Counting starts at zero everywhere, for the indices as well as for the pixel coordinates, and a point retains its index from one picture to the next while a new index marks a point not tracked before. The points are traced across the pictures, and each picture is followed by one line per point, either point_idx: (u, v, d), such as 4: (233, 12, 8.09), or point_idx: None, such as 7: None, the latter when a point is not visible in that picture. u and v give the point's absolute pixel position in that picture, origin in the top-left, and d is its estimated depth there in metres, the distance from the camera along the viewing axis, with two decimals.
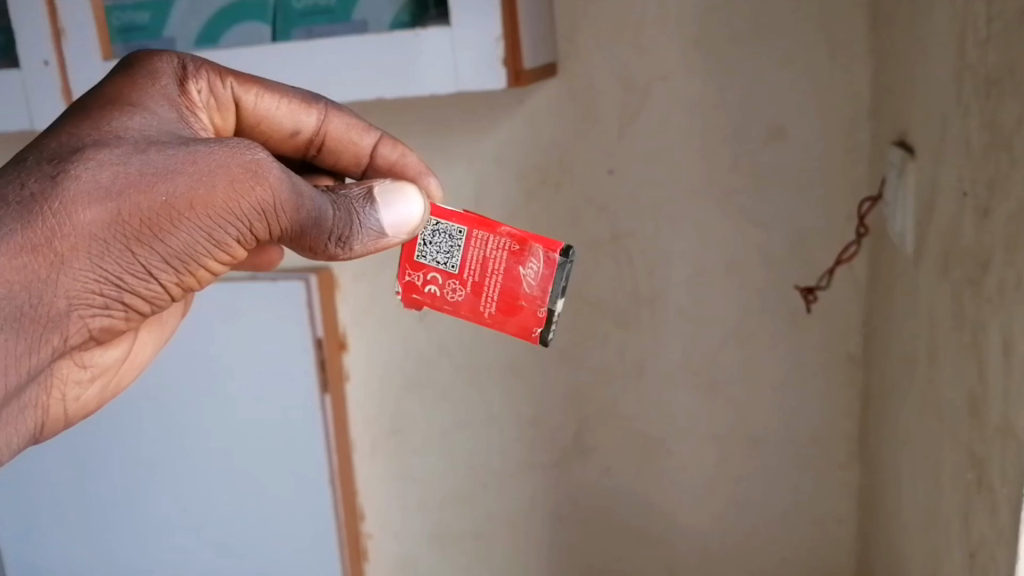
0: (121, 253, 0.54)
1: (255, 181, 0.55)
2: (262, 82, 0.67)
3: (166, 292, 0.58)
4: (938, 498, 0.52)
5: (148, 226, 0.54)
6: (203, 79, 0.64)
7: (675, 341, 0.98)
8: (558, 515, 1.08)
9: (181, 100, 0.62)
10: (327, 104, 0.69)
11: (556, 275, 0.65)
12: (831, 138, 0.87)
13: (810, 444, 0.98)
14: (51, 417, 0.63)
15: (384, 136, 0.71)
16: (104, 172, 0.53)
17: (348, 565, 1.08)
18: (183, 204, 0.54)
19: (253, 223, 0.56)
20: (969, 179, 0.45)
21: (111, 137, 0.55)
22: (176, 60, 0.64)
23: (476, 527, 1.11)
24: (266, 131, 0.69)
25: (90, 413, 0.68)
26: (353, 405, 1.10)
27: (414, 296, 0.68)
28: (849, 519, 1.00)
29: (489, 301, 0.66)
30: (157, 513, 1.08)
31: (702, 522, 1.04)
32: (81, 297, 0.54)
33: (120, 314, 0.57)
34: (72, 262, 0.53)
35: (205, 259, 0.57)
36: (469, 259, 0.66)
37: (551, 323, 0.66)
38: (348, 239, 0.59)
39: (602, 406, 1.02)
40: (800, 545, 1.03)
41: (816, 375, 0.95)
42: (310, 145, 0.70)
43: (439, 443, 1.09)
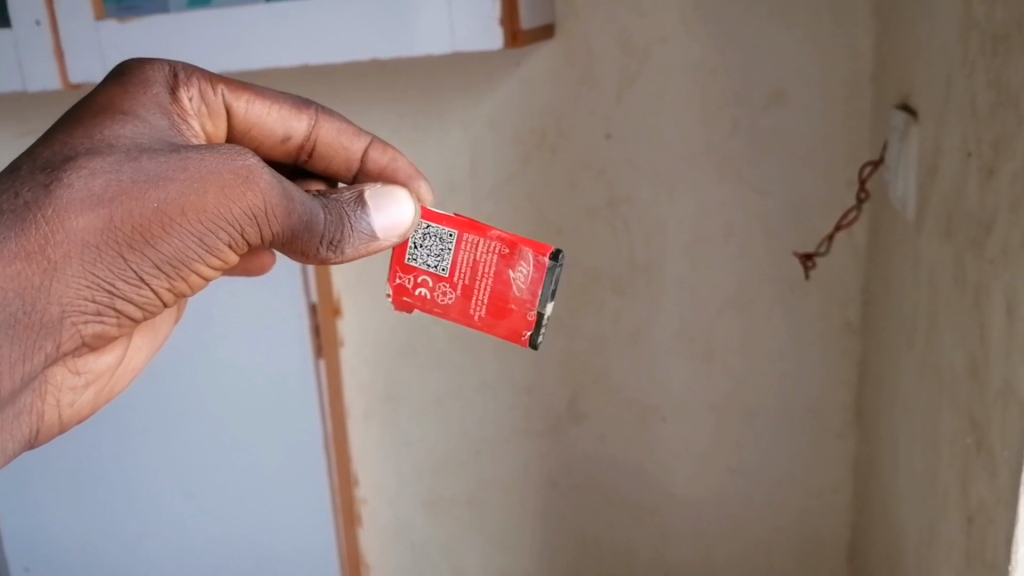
0: (114, 259, 0.54)
1: (246, 187, 0.55)
2: (252, 88, 0.66)
3: (158, 298, 0.57)
4: (936, 465, 0.51)
5: (141, 233, 0.53)
6: (195, 87, 0.63)
7: (671, 309, 0.97)
8: (553, 483, 1.08)
9: (172, 108, 0.61)
10: (318, 109, 0.68)
11: (545, 280, 0.65)
12: (832, 102, 0.86)
13: (806, 413, 0.97)
14: (47, 422, 0.63)
15: (374, 141, 0.69)
16: (96, 179, 0.53)
17: (341, 528, 1.09)
18: (175, 211, 0.54)
19: (245, 228, 0.56)
20: (975, 140, 0.44)
21: (104, 145, 0.54)
22: (167, 68, 0.63)
23: (470, 493, 1.11)
24: (257, 137, 0.67)
25: (86, 418, 0.68)
26: (347, 372, 1.09)
27: (404, 299, 0.68)
28: (844, 488, 1.00)
29: (479, 305, 0.66)
30: (150, 484, 1.08)
31: (696, 490, 1.04)
32: (73, 304, 0.54)
33: (113, 320, 0.57)
34: (64, 269, 0.52)
35: (198, 265, 0.57)
36: (460, 263, 0.66)
37: (540, 326, 0.66)
38: (340, 243, 0.59)
39: (597, 374, 1.01)
40: (796, 516, 1.02)
41: (814, 343, 0.94)
42: (301, 150, 0.68)
43: (433, 411, 1.08)
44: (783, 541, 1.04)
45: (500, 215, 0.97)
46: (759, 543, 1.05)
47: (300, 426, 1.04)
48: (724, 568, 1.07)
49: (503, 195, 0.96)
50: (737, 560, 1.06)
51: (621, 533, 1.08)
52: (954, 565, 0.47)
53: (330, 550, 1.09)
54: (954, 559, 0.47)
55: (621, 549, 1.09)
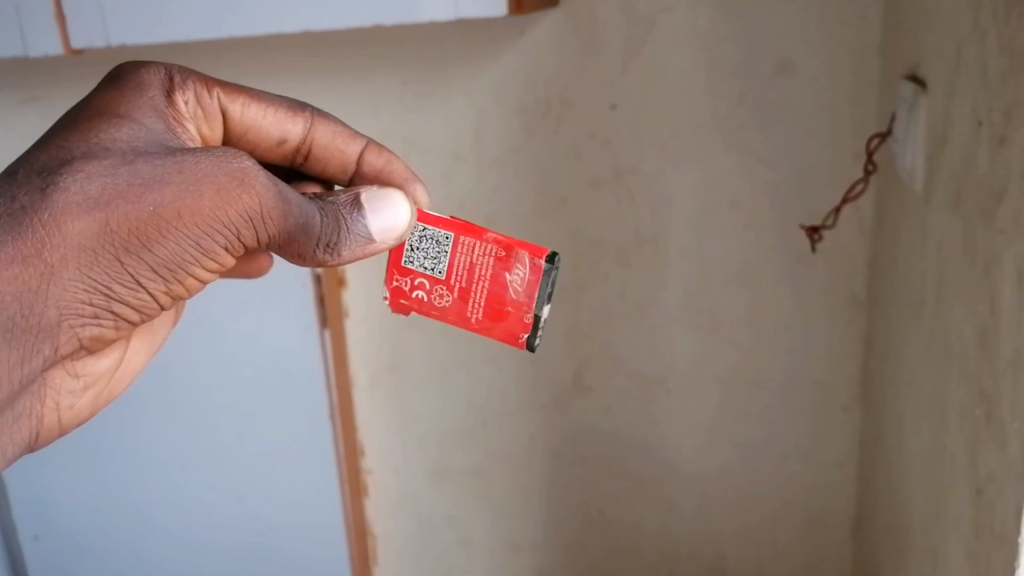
0: (111, 263, 0.56)
1: (241, 190, 0.58)
2: (248, 92, 0.69)
3: (154, 300, 0.60)
4: (944, 435, 0.51)
5: (137, 237, 0.56)
6: (190, 90, 0.66)
7: (677, 281, 0.96)
8: (559, 455, 1.08)
9: (168, 110, 0.64)
10: (314, 112, 0.71)
11: (542, 282, 0.66)
12: (840, 72, 0.85)
13: (812, 385, 0.97)
14: (46, 426, 0.66)
15: (369, 144, 0.72)
16: (93, 184, 0.55)
17: (348, 495, 1.11)
18: (171, 214, 0.57)
19: (240, 231, 0.59)
20: (985, 107, 0.43)
21: (99, 149, 0.57)
22: (164, 72, 0.66)
23: (475, 465, 1.11)
24: (253, 139, 0.70)
25: (84, 421, 0.70)
26: (353, 342, 1.09)
27: (402, 301, 0.71)
28: (849, 461, 0.99)
29: (475, 307, 0.68)
30: (154, 449, 1.08)
31: (701, 461, 1.04)
32: (71, 306, 0.57)
33: (110, 322, 0.59)
34: (63, 273, 0.55)
35: (194, 268, 0.60)
36: (456, 266, 0.68)
37: (537, 329, 0.67)
38: (336, 246, 0.62)
39: (602, 347, 1.01)
40: (802, 489, 1.02)
41: (820, 317, 0.94)
42: (297, 152, 0.71)
43: (439, 381, 1.08)
44: (789, 513, 1.04)
45: (505, 184, 0.97)
46: (765, 515, 1.05)
47: (308, 399, 1.04)
48: (731, 539, 1.07)
49: (508, 165, 0.96)
50: (743, 532, 1.06)
51: (626, 504, 1.09)
52: (962, 537, 0.47)
53: (338, 522, 1.11)
54: (962, 532, 0.47)
55: (627, 520, 1.09)
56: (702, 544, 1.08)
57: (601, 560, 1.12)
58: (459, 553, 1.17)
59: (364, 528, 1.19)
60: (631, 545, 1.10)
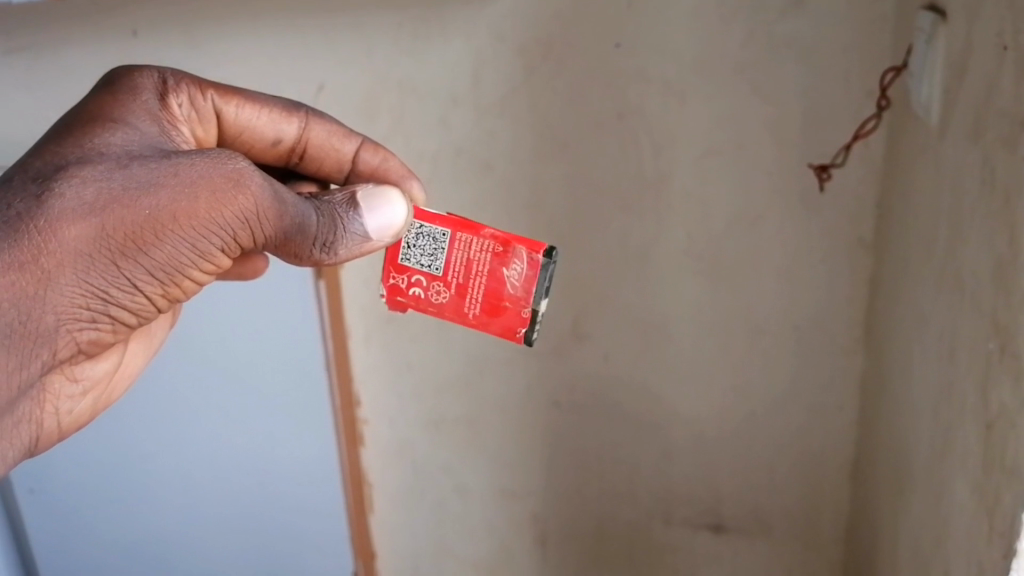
0: (107, 266, 0.59)
1: (235, 191, 0.60)
2: (241, 93, 0.71)
3: (151, 302, 0.63)
4: (953, 374, 0.50)
5: (133, 240, 0.58)
6: (184, 92, 0.68)
7: (678, 225, 0.95)
8: (556, 401, 1.07)
9: (162, 114, 0.66)
10: (308, 112, 0.72)
11: (540, 276, 0.69)
12: (855, 8, 0.83)
13: (814, 330, 0.96)
14: (46, 430, 0.68)
15: (365, 142, 0.73)
16: (88, 190, 0.58)
17: (344, 453, 1.11)
18: (166, 217, 0.58)
19: (236, 232, 0.61)
20: (1012, 32, 0.41)
21: (94, 154, 0.59)
22: (157, 75, 0.68)
23: (471, 411, 1.11)
24: (247, 141, 0.72)
25: (83, 424, 0.72)
26: (347, 294, 1.07)
27: (398, 299, 0.73)
28: (850, 406, 0.99)
29: (473, 303, 0.71)
30: (150, 402, 1.08)
31: (701, 407, 1.04)
32: (69, 309, 0.59)
33: (107, 325, 0.62)
34: (59, 277, 0.58)
35: (191, 270, 0.62)
36: (453, 262, 0.71)
37: (535, 323, 0.70)
38: (333, 244, 0.63)
39: (602, 291, 1.00)
40: (799, 435, 1.02)
41: (823, 261, 0.93)
42: (292, 152, 0.72)
43: (435, 331, 1.06)
44: (786, 458, 1.04)
45: (505, 122, 0.94)
46: (761, 461, 1.05)
47: (302, 354, 1.05)
48: (727, 484, 1.07)
49: (509, 102, 0.93)
50: (741, 476, 1.06)
51: (623, 449, 1.08)
52: (969, 476, 0.46)
53: (334, 474, 1.12)
54: (970, 472, 0.46)
55: (624, 464, 1.09)
56: (699, 487, 1.08)
57: (597, 502, 1.13)
58: (455, 500, 1.18)
59: (361, 478, 1.20)
60: (627, 490, 1.11)
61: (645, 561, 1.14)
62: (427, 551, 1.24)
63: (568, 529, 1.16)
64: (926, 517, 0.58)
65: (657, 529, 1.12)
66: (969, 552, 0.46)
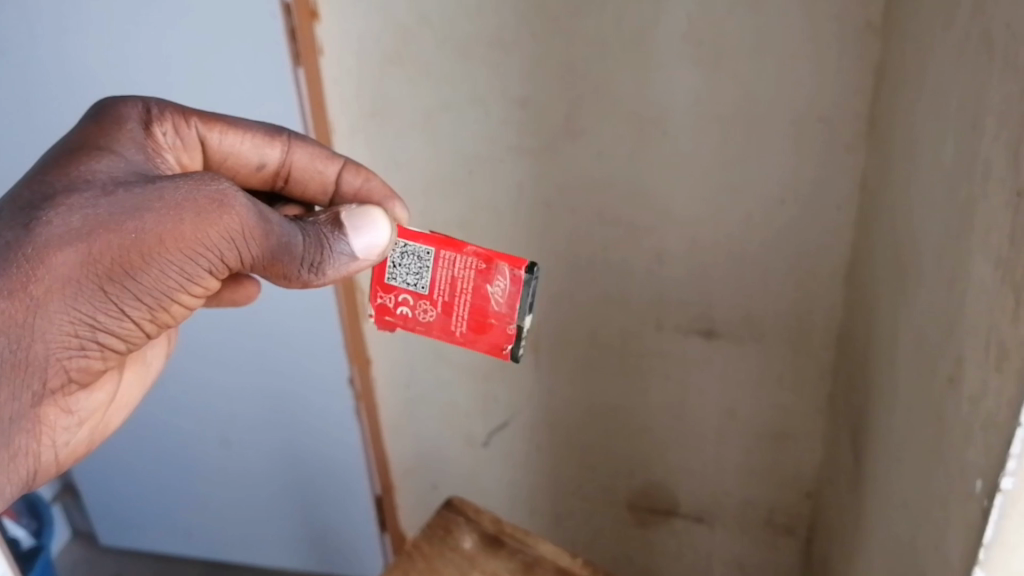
0: (95, 293, 0.56)
1: (221, 211, 0.56)
2: (225, 119, 0.69)
3: (140, 328, 0.60)
4: (978, 141, 0.46)
5: (120, 265, 0.55)
6: (168, 121, 0.66)
7: (676, 11, 0.88)
8: (548, 205, 1.04)
9: (147, 142, 0.64)
10: (291, 136, 0.71)
11: (522, 292, 0.67)
12: None
13: (817, 125, 0.90)
14: (45, 465, 0.62)
15: (346, 163, 0.73)
16: (74, 215, 0.54)
17: None
18: (153, 240, 0.55)
19: (225, 254, 0.58)
20: None
21: (81, 183, 0.56)
22: (141, 105, 0.65)
23: (461, 217, 1.09)
24: (233, 167, 0.70)
25: (79, 459, 0.68)
26: (329, 83, 1.04)
27: (387, 317, 0.72)
28: (849, 206, 0.94)
29: (459, 321, 0.70)
30: None
31: (696, 209, 0.99)
32: (57, 341, 0.56)
33: (97, 351, 0.59)
34: (49, 306, 0.55)
35: (179, 293, 0.59)
36: (438, 280, 0.69)
37: (521, 339, 0.69)
38: (320, 264, 0.61)
39: (595, 84, 0.94)
40: (794, 236, 0.98)
41: (830, 46, 0.86)
42: (277, 177, 0.71)
43: (423, 125, 1.03)
44: (781, 263, 1.00)
45: None
46: (757, 265, 1.01)
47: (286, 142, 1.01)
48: (719, 290, 1.04)
49: None
50: (733, 283, 1.03)
51: (615, 255, 1.06)
52: (992, 249, 0.43)
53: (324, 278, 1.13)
54: (995, 244, 0.42)
55: (615, 267, 1.06)
56: (693, 293, 1.06)
57: (589, 308, 1.11)
58: None
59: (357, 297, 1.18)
60: (619, 298, 1.09)
61: (636, 363, 1.14)
62: (418, 363, 1.24)
63: (560, 338, 1.15)
64: (933, 307, 0.55)
65: (650, 336, 1.11)
66: (987, 333, 0.43)
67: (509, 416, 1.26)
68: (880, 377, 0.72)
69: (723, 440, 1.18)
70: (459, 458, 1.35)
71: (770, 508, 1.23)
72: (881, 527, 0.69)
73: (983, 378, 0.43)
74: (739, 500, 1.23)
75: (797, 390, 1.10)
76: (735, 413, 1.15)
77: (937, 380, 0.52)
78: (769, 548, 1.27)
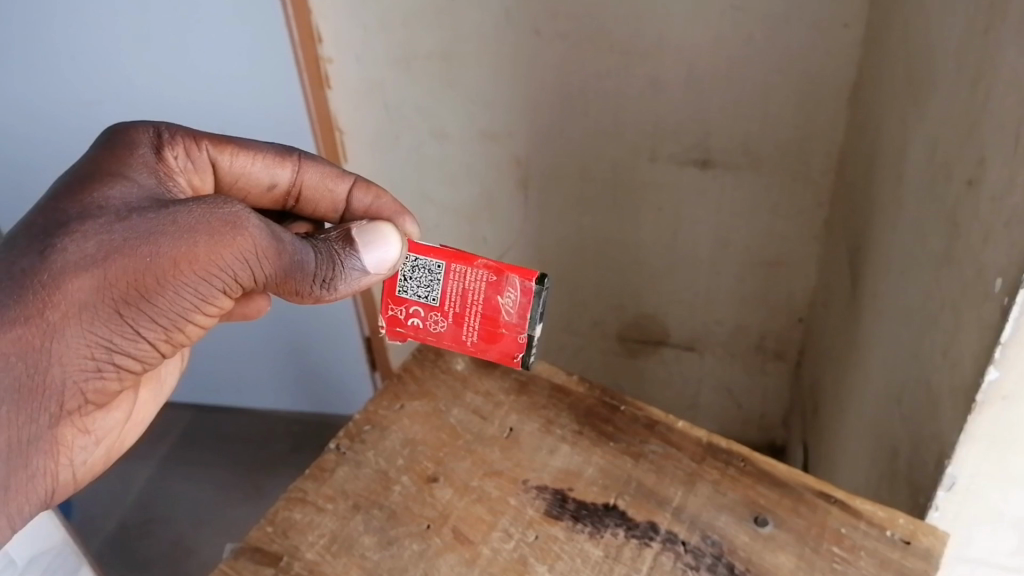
0: (110, 317, 0.51)
1: (235, 232, 0.52)
2: (234, 140, 0.63)
3: (154, 349, 0.55)
4: None
5: (136, 289, 0.51)
6: (179, 145, 0.59)
7: None
8: (537, 33, 0.97)
9: (159, 167, 0.58)
10: (301, 155, 0.65)
11: (534, 303, 0.60)
12: None
13: None
14: (61, 485, 0.57)
15: (358, 180, 0.67)
16: (88, 240, 0.50)
17: (312, 92, 1.09)
18: (169, 263, 0.51)
19: (239, 274, 0.53)
20: None
21: (94, 207, 0.51)
22: (151, 129, 0.60)
23: (443, 48, 1.02)
24: (243, 188, 0.64)
25: (97, 474, 0.61)
26: None
27: (398, 329, 0.64)
28: (857, 23, 0.89)
29: (470, 331, 0.62)
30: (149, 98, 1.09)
31: (695, 34, 0.93)
32: (72, 366, 0.51)
33: (113, 375, 0.54)
34: (63, 331, 0.50)
35: (194, 314, 0.54)
36: (450, 292, 0.62)
37: (532, 347, 0.61)
38: (332, 281, 0.56)
39: None
40: (797, 57, 0.93)
41: None
42: (287, 197, 0.65)
43: None
44: (781, 87, 0.96)
45: None
46: (757, 87, 0.96)
47: None
48: (716, 117, 1.00)
49: None
50: (730, 109, 0.99)
51: (609, 83, 1.00)
52: None
53: (299, 110, 1.09)
54: None
55: (608, 97, 1.01)
56: (687, 120, 1.01)
57: (581, 140, 1.07)
58: (434, 144, 1.14)
59: (331, 124, 1.15)
60: (611, 130, 1.05)
61: (629, 196, 1.11)
62: (406, 197, 1.22)
63: (551, 171, 1.12)
64: (948, 115, 0.52)
65: (641, 168, 1.08)
66: (1017, 128, 0.41)
67: (500, 252, 1.24)
68: (884, 197, 0.70)
69: (716, 270, 1.17)
70: None
71: (761, 335, 1.24)
72: (880, 347, 0.69)
73: (1010, 174, 0.42)
74: (729, 327, 1.24)
75: (794, 218, 1.08)
76: (728, 243, 1.13)
77: (951, 188, 0.51)
78: (756, 371, 1.29)
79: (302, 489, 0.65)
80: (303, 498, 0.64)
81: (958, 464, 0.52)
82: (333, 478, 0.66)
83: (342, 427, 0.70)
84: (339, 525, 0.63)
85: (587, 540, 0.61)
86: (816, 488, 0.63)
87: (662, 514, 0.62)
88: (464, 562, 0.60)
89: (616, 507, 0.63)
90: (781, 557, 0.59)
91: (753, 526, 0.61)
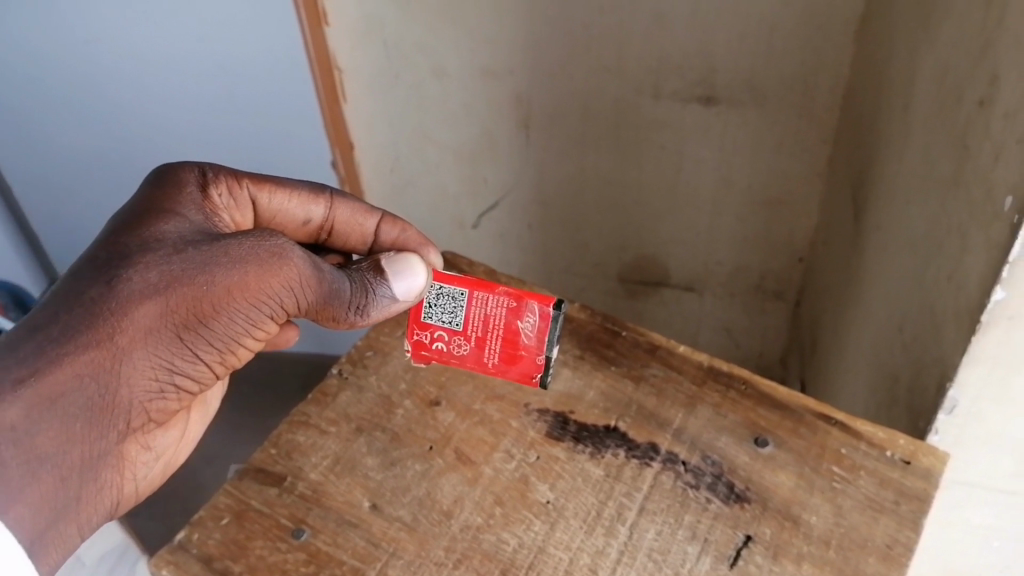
0: (172, 342, 0.54)
1: (281, 262, 0.55)
2: (272, 179, 0.64)
3: (208, 372, 0.57)
4: None
5: (194, 315, 0.53)
6: (223, 183, 0.60)
7: None
8: None
9: (206, 205, 0.59)
10: (333, 193, 0.65)
11: (552, 326, 0.60)
12: None
13: None
14: (125, 499, 0.60)
15: (385, 215, 0.67)
16: (151, 271, 0.52)
17: (308, 28, 1.06)
18: (223, 291, 0.53)
19: (285, 301, 0.56)
20: None
21: (152, 239, 0.54)
22: (195, 168, 0.61)
23: None
24: (279, 226, 0.65)
25: (155, 489, 0.64)
26: None
27: (423, 353, 0.64)
28: None
29: (492, 353, 0.61)
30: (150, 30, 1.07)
31: None
32: (138, 389, 0.54)
33: (173, 396, 0.56)
34: (131, 355, 0.52)
35: (244, 338, 0.57)
36: (473, 317, 0.61)
37: (550, 368, 0.61)
38: (365, 307, 0.59)
39: None
40: None
41: None
42: (319, 232, 0.66)
43: None
44: (789, 20, 0.95)
45: None
46: (762, 19, 0.95)
47: None
48: (722, 54, 0.99)
49: None
50: (736, 44, 0.98)
51: (611, 19, 0.99)
52: None
53: (297, 45, 1.08)
54: None
55: (611, 33, 1.00)
56: (691, 53, 1.00)
57: (583, 78, 1.06)
58: (435, 83, 1.12)
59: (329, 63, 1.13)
60: (613, 65, 1.04)
61: (632, 135, 1.10)
62: (406, 140, 1.21)
63: (552, 107, 1.10)
64: (960, 42, 0.52)
65: (644, 104, 1.07)
66: None
67: (501, 194, 1.24)
68: (890, 135, 0.69)
69: (718, 209, 1.16)
70: (449, 238, 1.33)
71: (761, 275, 1.24)
72: (882, 289, 0.68)
73: None
74: (729, 268, 1.24)
75: (798, 156, 1.08)
76: (730, 181, 1.13)
77: (962, 111, 0.51)
78: (755, 310, 1.29)
79: (305, 413, 0.65)
80: (305, 421, 0.65)
81: (961, 385, 0.52)
82: (336, 402, 0.66)
83: (344, 353, 0.70)
84: (342, 447, 0.63)
85: (588, 460, 0.61)
86: (817, 410, 0.63)
87: (662, 436, 0.62)
88: (466, 481, 0.60)
89: (617, 429, 0.63)
90: (780, 476, 0.59)
91: (753, 446, 0.61)
